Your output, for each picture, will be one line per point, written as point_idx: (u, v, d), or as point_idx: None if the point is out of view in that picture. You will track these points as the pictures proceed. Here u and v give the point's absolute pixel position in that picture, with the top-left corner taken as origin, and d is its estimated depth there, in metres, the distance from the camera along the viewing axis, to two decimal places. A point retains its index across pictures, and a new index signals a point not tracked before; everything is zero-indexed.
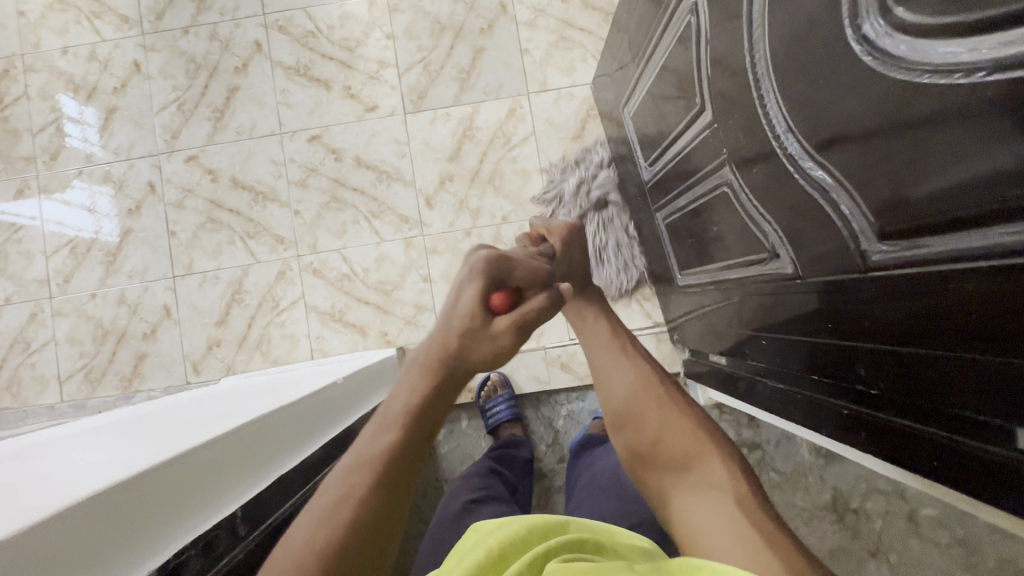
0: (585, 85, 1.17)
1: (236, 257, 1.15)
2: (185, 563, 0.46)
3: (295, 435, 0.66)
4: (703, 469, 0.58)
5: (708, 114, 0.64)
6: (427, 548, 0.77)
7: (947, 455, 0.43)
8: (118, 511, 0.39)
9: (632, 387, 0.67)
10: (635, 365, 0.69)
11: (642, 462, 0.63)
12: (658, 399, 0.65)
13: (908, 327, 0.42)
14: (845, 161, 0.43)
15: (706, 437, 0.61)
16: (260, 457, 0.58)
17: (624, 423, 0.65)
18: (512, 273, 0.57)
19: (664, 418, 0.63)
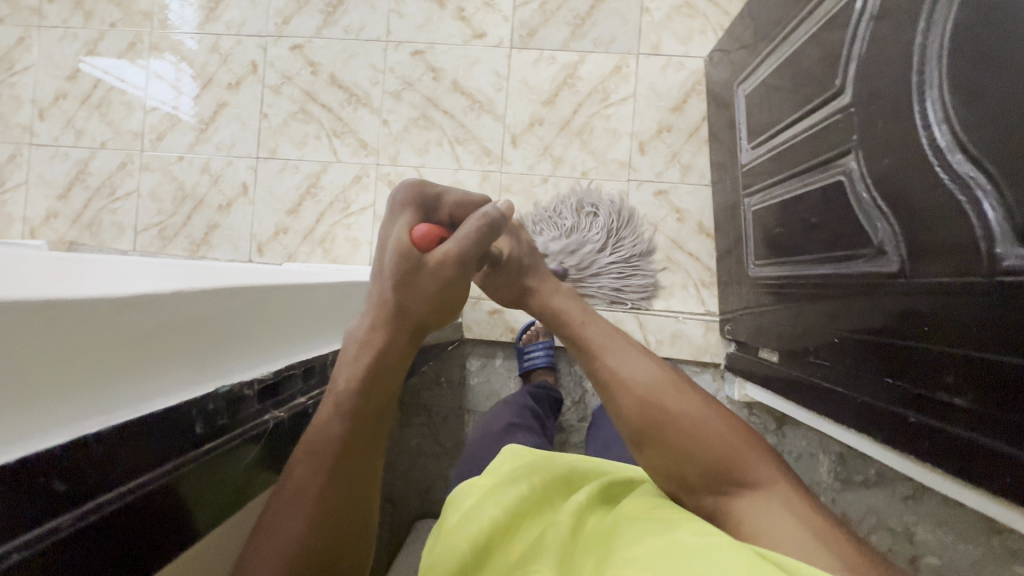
0: (697, 57, 1.13)
1: (319, 152, 1.18)
2: (285, 381, 0.49)
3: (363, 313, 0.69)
4: (753, 476, 0.52)
5: (847, 97, 0.62)
6: (467, 456, 0.83)
7: (1018, 472, 0.43)
8: (240, 311, 0.42)
9: (648, 396, 0.55)
10: (648, 363, 0.58)
11: (670, 479, 0.55)
12: (682, 405, 0.55)
13: (1020, 337, 0.41)
14: (1006, 157, 0.41)
15: (744, 439, 0.55)
16: (336, 320, 0.61)
17: (644, 441, 0.56)
18: (443, 202, 0.55)
19: (697, 423, 0.54)
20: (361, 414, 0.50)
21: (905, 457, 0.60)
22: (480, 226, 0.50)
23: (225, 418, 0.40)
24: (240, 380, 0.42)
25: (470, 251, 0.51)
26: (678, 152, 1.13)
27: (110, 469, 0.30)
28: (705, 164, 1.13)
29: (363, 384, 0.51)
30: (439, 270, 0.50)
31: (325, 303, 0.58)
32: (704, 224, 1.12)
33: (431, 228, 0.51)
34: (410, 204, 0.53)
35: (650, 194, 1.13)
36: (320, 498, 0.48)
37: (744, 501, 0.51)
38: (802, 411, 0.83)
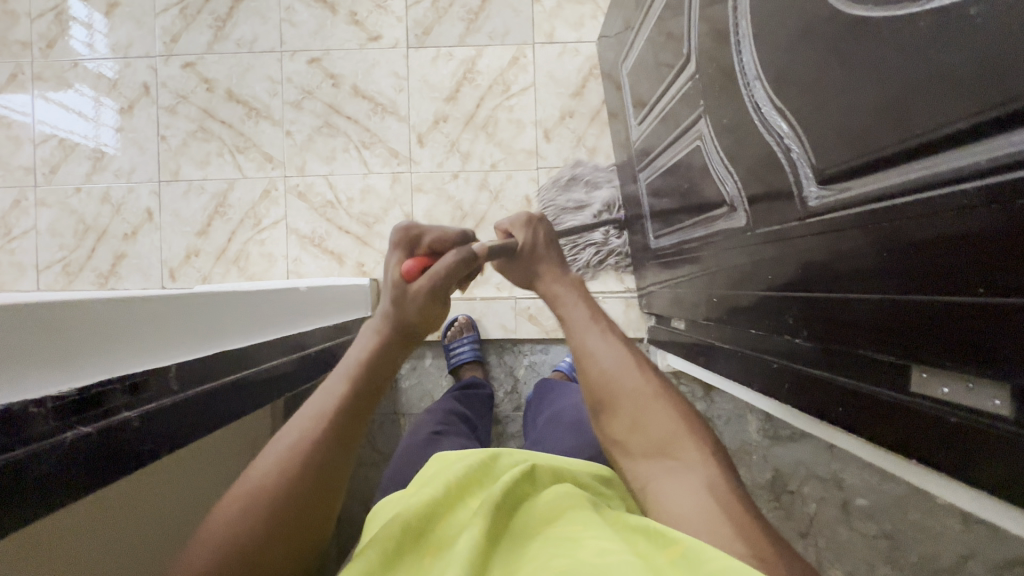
0: (591, 42, 1.16)
1: (223, 170, 1.16)
2: (148, 386, 0.46)
3: (257, 316, 0.66)
4: (683, 457, 0.54)
5: (694, 64, 0.65)
6: (392, 472, 0.79)
7: (849, 401, 0.46)
8: (74, 318, 0.39)
9: (608, 372, 0.59)
10: (620, 348, 0.61)
11: (622, 454, 0.58)
12: (643, 379, 0.58)
13: (832, 271, 0.44)
14: (800, 105, 0.44)
15: (687, 423, 0.56)
16: (224, 324, 0.58)
17: (604, 410, 0.59)
18: (423, 241, 0.57)
19: (648, 403, 0.57)
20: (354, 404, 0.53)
21: (775, 401, 0.63)
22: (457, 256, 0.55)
23: (74, 419, 0.39)
24: (104, 382, 0.41)
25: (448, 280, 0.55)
26: (582, 136, 1.16)
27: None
28: (610, 146, 1.16)
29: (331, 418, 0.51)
30: (422, 302, 0.55)
31: (217, 313, 0.57)
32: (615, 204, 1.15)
33: (421, 261, 0.55)
34: (402, 242, 0.57)
35: (559, 180, 1.16)
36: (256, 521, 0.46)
37: (675, 473, 0.53)
38: (705, 373, 0.86)
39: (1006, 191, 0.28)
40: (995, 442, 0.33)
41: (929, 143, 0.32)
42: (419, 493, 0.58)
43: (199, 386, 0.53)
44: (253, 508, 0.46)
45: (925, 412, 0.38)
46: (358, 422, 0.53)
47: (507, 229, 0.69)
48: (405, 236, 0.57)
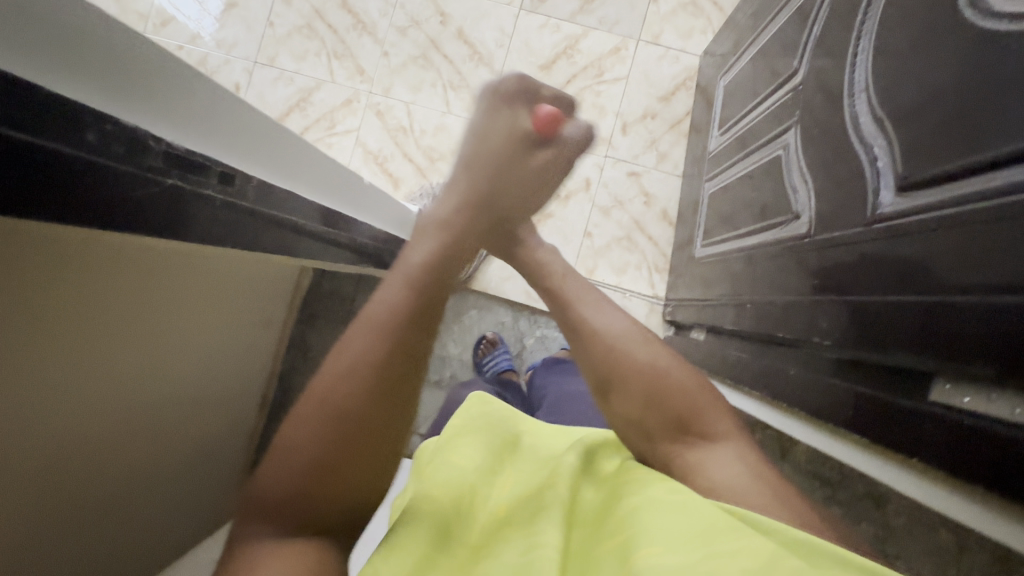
0: (693, 54, 1.18)
1: (316, 69, 1.21)
2: (243, 188, 0.46)
3: (324, 183, 0.67)
4: (711, 432, 0.49)
5: (801, 78, 0.68)
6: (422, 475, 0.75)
7: (867, 408, 0.47)
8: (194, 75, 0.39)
9: (616, 346, 0.53)
10: (622, 317, 0.56)
11: (632, 428, 0.52)
12: (653, 355, 0.52)
13: (885, 277, 0.45)
14: (902, 117, 0.45)
15: (709, 394, 0.52)
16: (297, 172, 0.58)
17: (614, 388, 0.52)
18: (541, 93, 0.65)
19: (659, 376, 0.51)
20: (441, 283, 0.47)
21: (785, 408, 0.64)
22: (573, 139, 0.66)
23: (192, 178, 0.39)
24: (206, 156, 0.40)
25: (569, 151, 0.66)
26: (657, 139, 1.18)
27: (71, 133, 0.29)
28: (681, 156, 1.17)
29: (406, 312, 0.43)
30: (548, 153, 0.64)
31: (295, 155, 0.57)
32: (668, 212, 1.16)
33: (555, 111, 0.64)
34: (524, 94, 0.64)
35: (623, 173, 1.17)
36: (340, 423, 0.40)
37: (703, 452, 0.48)
38: (713, 382, 0.88)
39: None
40: (1000, 452, 0.34)
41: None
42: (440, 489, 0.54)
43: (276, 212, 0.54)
44: (341, 420, 0.40)
45: (942, 420, 0.39)
46: (428, 319, 0.44)
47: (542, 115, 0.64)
48: (529, 87, 0.64)
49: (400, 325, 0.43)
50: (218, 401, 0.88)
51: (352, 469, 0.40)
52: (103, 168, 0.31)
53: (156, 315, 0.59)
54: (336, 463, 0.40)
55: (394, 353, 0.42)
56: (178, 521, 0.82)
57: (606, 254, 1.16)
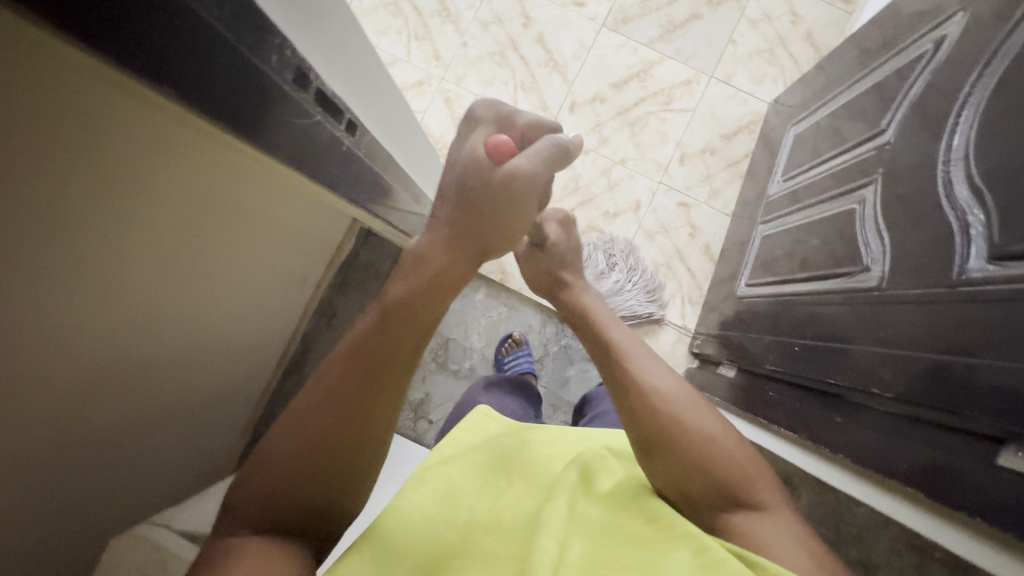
0: (762, 100, 1.21)
1: (394, 46, 1.23)
2: (359, 138, 0.47)
3: (407, 148, 0.69)
4: (760, 499, 0.52)
5: (887, 137, 0.69)
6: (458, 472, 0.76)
7: (922, 463, 0.48)
8: (343, 28, 0.41)
9: (665, 407, 0.57)
10: (669, 376, 0.61)
11: (671, 487, 0.55)
12: (702, 422, 0.56)
13: (961, 339, 0.46)
14: (1002, 189, 0.47)
15: (752, 462, 0.55)
16: (393, 133, 0.61)
17: (658, 450, 0.55)
18: (516, 123, 0.50)
19: (706, 439, 0.55)
20: (396, 329, 0.47)
21: (818, 451, 0.65)
22: (546, 157, 0.47)
23: (330, 118, 0.41)
24: (341, 100, 0.42)
25: (531, 176, 0.46)
26: (712, 175, 1.19)
27: (260, 49, 0.30)
28: (732, 196, 1.19)
29: (366, 350, 0.46)
30: (497, 189, 0.46)
31: (391, 112, 0.58)
32: (711, 247, 1.18)
33: (502, 139, 0.46)
34: (490, 113, 0.50)
35: (673, 202, 1.19)
36: (307, 446, 0.45)
37: (751, 517, 0.51)
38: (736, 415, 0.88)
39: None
40: None
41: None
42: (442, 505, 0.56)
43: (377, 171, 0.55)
44: (308, 446, 0.45)
45: (1011, 487, 0.40)
46: (394, 356, 0.47)
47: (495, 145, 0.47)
48: (496, 114, 0.50)
49: (360, 364, 0.46)
50: (243, 348, 0.88)
51: (324, 482, 0.46)
52: (271, 90, 0.32)
53: (212, 233, 0.55)
54: (305, 481, 0.45)
55: (348, 394, 0.45)
56: (182, 462, 0.79)
57: (644, 277, 1.16)
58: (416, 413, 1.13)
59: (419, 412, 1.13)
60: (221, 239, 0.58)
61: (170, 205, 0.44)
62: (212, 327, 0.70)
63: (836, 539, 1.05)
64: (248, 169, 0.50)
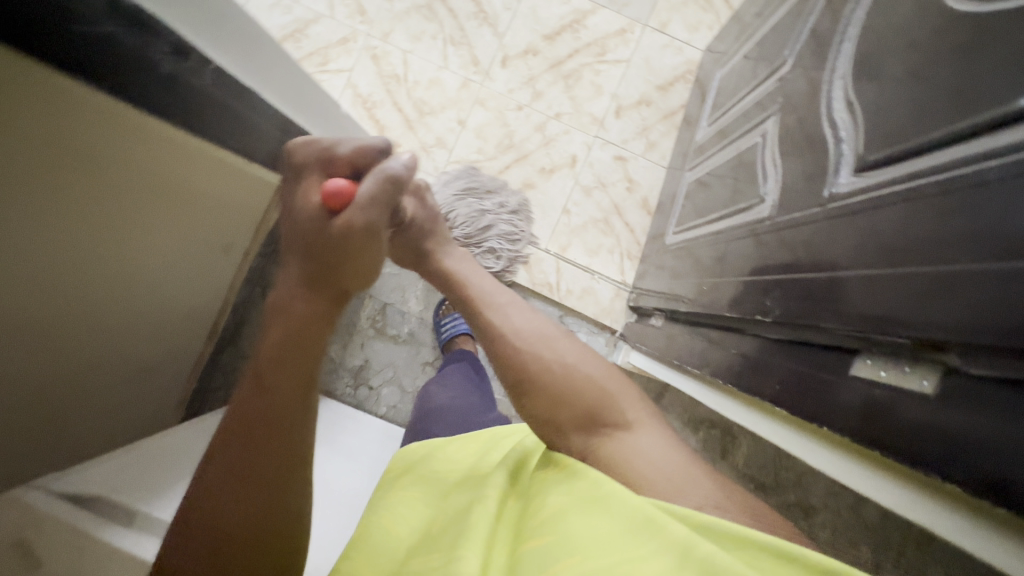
0: (697, 48, 1.18)
1: (316, 2, 1.19)
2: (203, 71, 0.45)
3: (301, 99, 0.67)
4: (620, 419, 0.48)
5: (786, 67, 0.70)
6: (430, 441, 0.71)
7: (790, 379, 0.48)
8: None
9: (522, 345, 0.52)
10: (531, 314, 0.56)
11: (543, 427, 0.50)
12: (557, 349, 0.52)
13: (827, 251, 0.46)
14: (871, 99, 0.46)
15: (617, 381, 0.51)
16: (269, 75, 0.57)
17: (524, 390, 0.51)
18: (336, 154, 0.46)
19: (565, 369, 0.50)
20: (281, 384, 0.42)
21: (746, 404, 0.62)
22: (374, 193, 0.42)
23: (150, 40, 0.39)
24: (165, 21, 0.39)
25: (376, 212, 0.42)
26: (649, 127, 1.17)
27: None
28: (669, 148, 1.17)
29: (257, 412, 0.42)
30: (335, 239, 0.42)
31: (264, 56, 0.55)
32: (648, 201, 1.16)
33: (333, 185, 0.42)
34: (314, 160, 0.46)
35: (609, 155, 1.17)
36: (225, 523, 0.41)
37: (613, 440, 0.47)
38: (656, 360, 0.91)
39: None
40: (896, 411, 0.35)
41: (997, 122, 0.32)
42: (370, 546, 0.51)
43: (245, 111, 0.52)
44: (221, 524, 0.41)
45: (858, 390, 0.39)
46: (283, 409, 0.42)
47: (327, 198, 0.42)
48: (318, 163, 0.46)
49: (251, 425, 0.42)
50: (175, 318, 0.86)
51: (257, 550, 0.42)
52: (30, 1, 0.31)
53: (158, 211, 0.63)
54: (231, 560, 0.41)
55: (254, 457, 0.42)
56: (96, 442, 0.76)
57: (582, 234, 1.15)
58: (356, 380, 1.12)
59: (359, 378, 1.12)
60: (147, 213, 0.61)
61: (120, 179, 0.51)
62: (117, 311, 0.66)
63: (775, 485, 1.03)
64: (163, 143, 0.52)
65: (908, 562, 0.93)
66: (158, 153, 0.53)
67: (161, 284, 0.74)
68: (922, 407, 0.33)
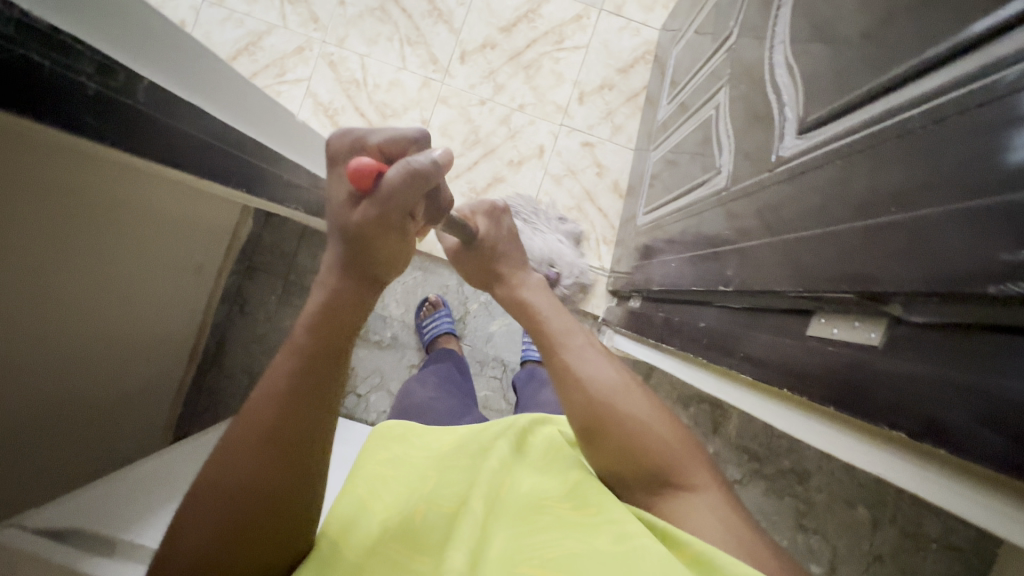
0: (654, 28, 1.18)
1: (267, 13, 1.17)
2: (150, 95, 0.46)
3: (253, 112, 0.67)
4: (689, 481, 0.48)
5: (733, 38, 0.71)
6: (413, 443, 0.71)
7: (752, 345, 0.48)
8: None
9: (599, 396, 0.53)
10: (604, 363, 0.56)
11: (608, 477, 0.52)
12: (633, 405, 0.52)
13: (778, 215, 0.47)
14: (810, 63, 0.47)
15: (687, 444, 0.52)
16: (212, 90, 0.57)
17: (593, 436, 0.52)
18: (368, 142, 0.40)
19: (637, 424, 0.51)
20: (319, 357, 0.41)
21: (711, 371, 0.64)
22: (401, 182, 0.37)
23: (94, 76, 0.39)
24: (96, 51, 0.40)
25: (404, 198, 0.37)
26: (613, 111, 1.17)
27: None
28: (635, 130, 1.17)
29: (294, 385, 0.41)
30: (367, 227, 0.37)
31: (202, 72, 0.56)
32: (620, 184, 1.16)
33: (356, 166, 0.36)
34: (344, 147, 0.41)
35: (577, 142, 1.17)
36: (244, 496, 0.40)
37: (677, 501, 0.47)
38: (637, 342, 0.92)
39: (951, 108, 0.30)
40: (852, 375, 0.34)
41: (917, 70, 0.33)
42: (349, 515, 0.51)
43: (190, 128, 0.52)
44: (240, 497, 0.40)
45: (813, 352, 0.39)
46: (322, 383, 0.42)
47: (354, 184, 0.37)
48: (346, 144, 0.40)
49: (288, 399, 0.41)
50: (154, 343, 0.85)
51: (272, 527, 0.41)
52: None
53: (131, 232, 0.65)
54: (248, 534, 0.40)
55: (283, 431, 0.41)
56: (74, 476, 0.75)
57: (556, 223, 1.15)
58: None
59: (346, 387, 1.11)
60: (121, 236, 0.63)
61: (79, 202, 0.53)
62: (91, 329, 0.64)
63: (768, 453, 1.04)
64: (114, 166, 0.54)
65: (903, 515, 0.94)
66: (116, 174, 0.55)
67: (144, 307, 0.76)
68: (874, 363, 0.33)
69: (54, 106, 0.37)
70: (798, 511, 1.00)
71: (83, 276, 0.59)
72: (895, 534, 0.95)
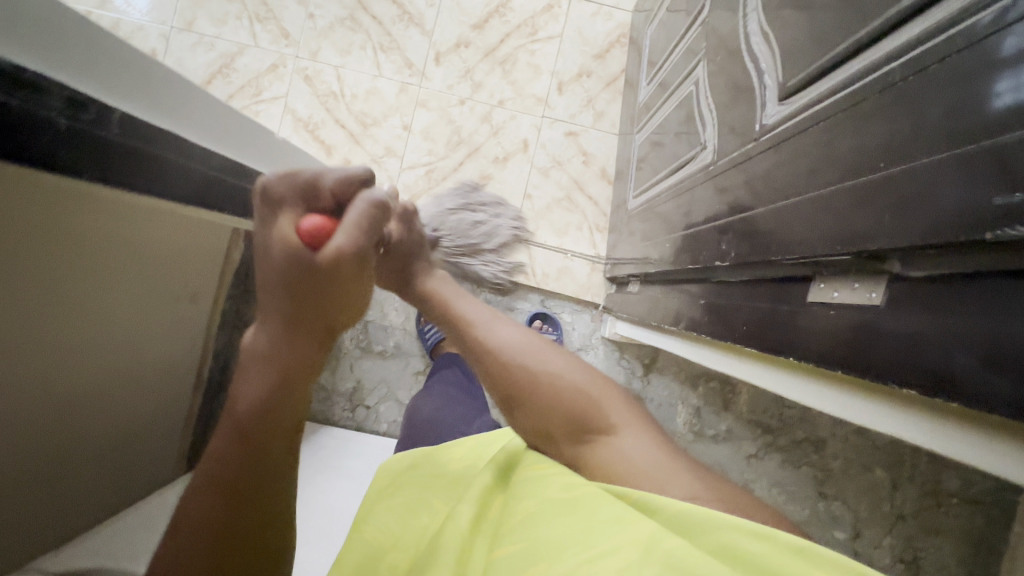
0: (626, 10, 1.18)
1: (237, 33, 1.17)
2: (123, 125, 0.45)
3: (235, 135, 0.67)
4: (608, 424, 0.51)
5: (705, 12, 0.70)
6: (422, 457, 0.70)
7: (754, 318, 0.48)
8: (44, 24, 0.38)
9: (511, 360, 0.54)
10: (517, 329, 0.57)
11: (540, 437, 0.54)
12: (547, 361, 0.53)
13: (767, 185, 0.47)
14: (784, 29, 0.47)
15: (604, 388, 0.54)
16: (190, 115, 0.57)
17: (515, 403, 0.54)
18: (319, 187, 0.40)
19: (551, 380, 0.52)
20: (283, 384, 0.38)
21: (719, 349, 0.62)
22: (360, 223, 0.37)
23: (68, 113, 0.39)
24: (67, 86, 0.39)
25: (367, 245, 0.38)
26: (594, 98, 1.17)
27: None
28: (618, 114, 1.16)
29: (260, 414, 0.38)
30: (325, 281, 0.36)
31: (176, 98, 0.55)
32: (607, 171, 1.16)
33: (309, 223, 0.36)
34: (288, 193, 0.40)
35: (560, 133, 1.16)
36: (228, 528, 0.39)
37: (603, 445, 0.50)
38: (641, 327, 0.91)
39: (929, 58, 0.29)
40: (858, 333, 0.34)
41: (893, 23, 0.33)
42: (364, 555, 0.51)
43: (168, 154, 0.51)
44: (221, 532, 0.38)
45: (815, 317, 0.39)
46: (288, 408, 0.39)
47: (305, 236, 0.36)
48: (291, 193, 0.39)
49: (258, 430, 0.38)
50: (157, 374, 0.85)
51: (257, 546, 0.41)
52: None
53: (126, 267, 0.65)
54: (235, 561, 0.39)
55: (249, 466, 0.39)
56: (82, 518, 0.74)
57: (547, 216, 1.14)
58: (352, 402, 1.11)
59: (355, 400, 1.11)
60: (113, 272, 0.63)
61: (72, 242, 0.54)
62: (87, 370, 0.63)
63: (781, 424, 1.04)
64: (100, 201, 0.55)
65: (921, 472, 0.94)
66: (106, 205, 0.56)
67: (143, 340, 0.75)
68: (876, 319, 0.33)
69: (30, 147, 0.36)
70: (816, 479, 1.00)
71: (81, 317, 0.59)
72: (915, 493, 0.94)
